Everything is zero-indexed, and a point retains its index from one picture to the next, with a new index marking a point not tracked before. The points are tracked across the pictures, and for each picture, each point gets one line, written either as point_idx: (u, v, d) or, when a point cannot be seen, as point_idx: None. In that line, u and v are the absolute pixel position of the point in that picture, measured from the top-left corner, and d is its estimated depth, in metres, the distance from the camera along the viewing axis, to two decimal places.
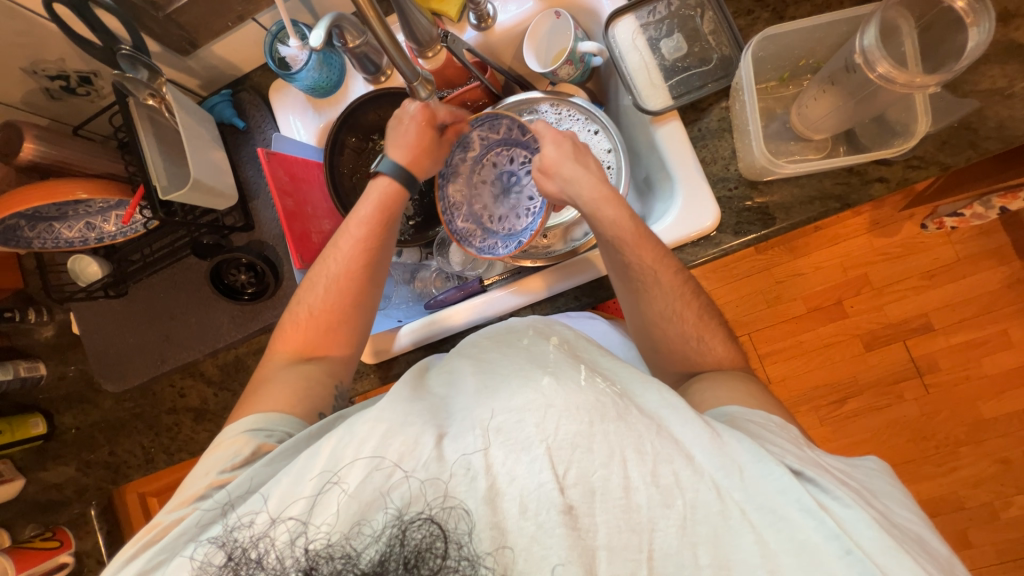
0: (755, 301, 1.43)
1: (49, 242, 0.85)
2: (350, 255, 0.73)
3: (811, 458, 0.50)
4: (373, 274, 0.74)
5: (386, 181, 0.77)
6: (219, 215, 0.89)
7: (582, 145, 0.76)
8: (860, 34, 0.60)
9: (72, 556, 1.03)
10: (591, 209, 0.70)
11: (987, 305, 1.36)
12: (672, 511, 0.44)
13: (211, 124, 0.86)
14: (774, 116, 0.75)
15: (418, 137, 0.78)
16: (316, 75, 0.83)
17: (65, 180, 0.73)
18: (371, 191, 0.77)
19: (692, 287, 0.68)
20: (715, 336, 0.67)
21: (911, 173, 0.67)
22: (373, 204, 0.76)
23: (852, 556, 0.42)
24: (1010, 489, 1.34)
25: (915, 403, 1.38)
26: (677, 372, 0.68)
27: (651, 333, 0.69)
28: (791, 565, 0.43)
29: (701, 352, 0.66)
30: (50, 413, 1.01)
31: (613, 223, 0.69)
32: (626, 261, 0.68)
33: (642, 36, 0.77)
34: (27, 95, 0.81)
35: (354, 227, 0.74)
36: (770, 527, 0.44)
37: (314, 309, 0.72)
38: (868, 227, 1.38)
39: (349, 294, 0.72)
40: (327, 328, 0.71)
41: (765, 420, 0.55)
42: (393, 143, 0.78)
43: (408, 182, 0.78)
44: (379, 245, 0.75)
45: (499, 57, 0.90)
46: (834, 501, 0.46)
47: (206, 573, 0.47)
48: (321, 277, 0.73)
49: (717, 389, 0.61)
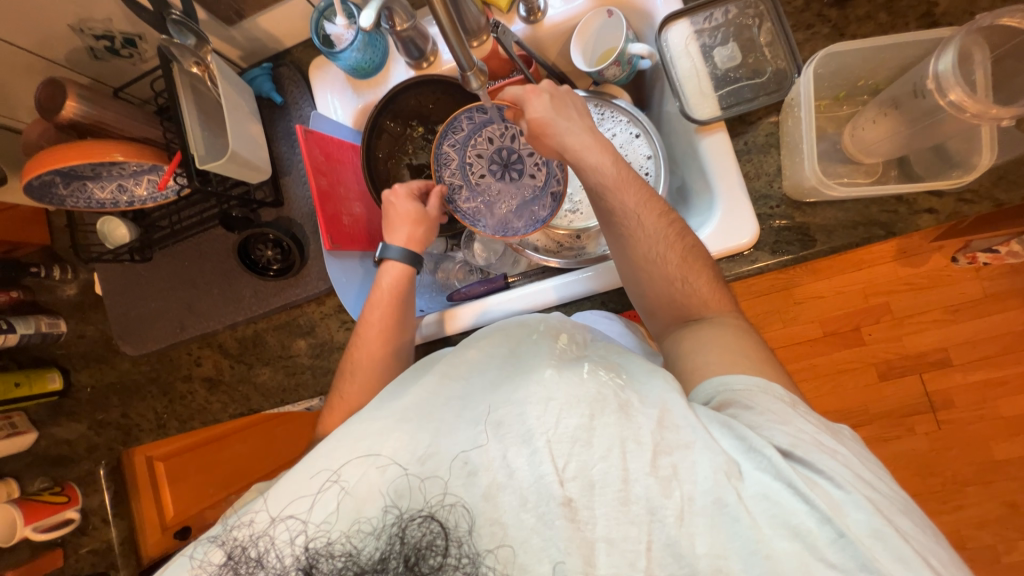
0: (771, 320, 1.42)
1: (81, 201, 0.84)
2: (376, 337, 0.72)
3: (808, 436, 0.46)
4: (399, 354, 0.72)
5: (396, 266, 0.76)
6: (250, 189, 0.88)
7: (562, 92, 0.72)
8: (936, 58, 0.59)
9: (78, 513, 1.04)
10: (577, 161, 0.68)
11: (1011, 345, 1.33)
12: (671, 501, 0.42)
13: (249, 96, 0.86)
14: (824, 136, 0.74)
15: (409, 214, 0.78)
16: (359, 56, 0.82)
17: (102, 142, 0.72)
18: (383, 276, 0.76)
19: (677, 227, 0.65)
20: (700, 275, 0.64)
21: (962, 208, 0.65)
22: (387, 290, 0.75)
23: (843, 540, 0.40)
24: (1015, 533, 1.31)
25: (926, 437, 1.35)
26: (668, 317, 0.65)
27: (640, 279, 0.66)
28: (787, 550, 0.40)
29: (686, 293, 0.63)
30: (67, 370, 1.02)
31: (596, 168, 0.67)
32: (610, 206, 0.66)
33: (695, 43, 0.76)
34: (71, 53, 0.81)
35: (372, 313, 0.73)
36: (765, 514, 0.41)
37: (345, 395, 0.69)
38: (896, 255, 1.35)
39: (379, 371, 0.70)
40: (359, 411, 0.68)
41: (750, 384, 0.51)
42: (389, 227, 0.78)
43: (415, 261, 0.77)
44: (401, 320, 0.74)
45: (544, 53, 0.89)
46: (830, 483, 0.42)
47: (206, 572, 0.47)
48: (349, 364, 0.72)
49: (708, 351, 0.57)
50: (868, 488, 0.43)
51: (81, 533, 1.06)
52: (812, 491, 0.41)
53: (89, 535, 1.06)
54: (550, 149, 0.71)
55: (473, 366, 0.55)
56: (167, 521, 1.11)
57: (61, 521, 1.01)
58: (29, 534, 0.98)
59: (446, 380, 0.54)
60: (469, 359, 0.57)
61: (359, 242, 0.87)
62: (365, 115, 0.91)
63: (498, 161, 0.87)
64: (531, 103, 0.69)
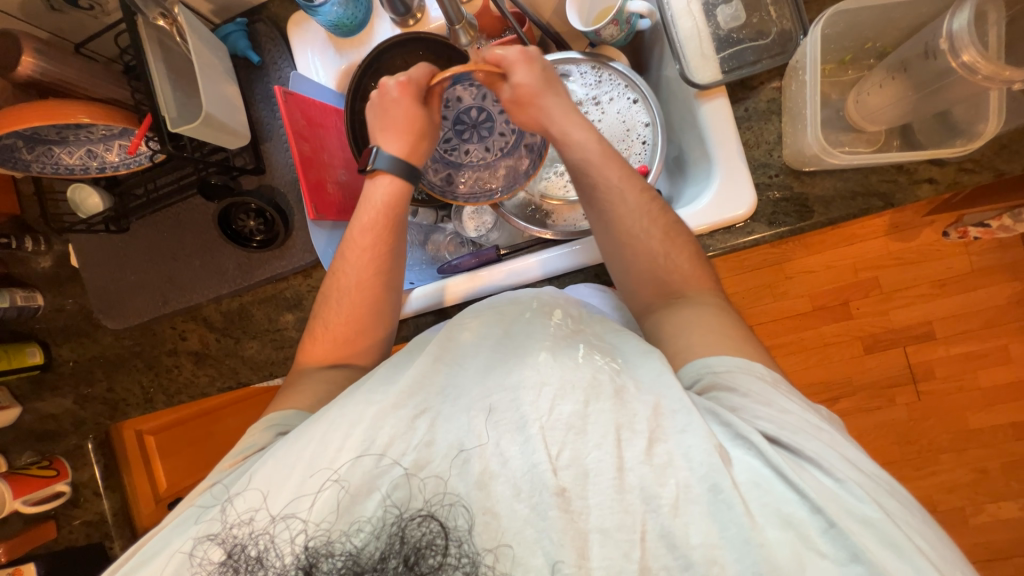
0: (761, 294, 1.42)
1: (48, 167, 0.79)
2: (364, 265, 0.69)
3: (798, 423, 0.46)
4: (389, 280, 0.70)
5: (387, 179, 0.71)
6: (228, 155, 0.84)
7: (551, 70, 0.72)
8: (950, 16, 0.57)
9: (68, 486, 1.03)
10: (562, 135, 0.68)
11: (994, 318, 1.36)
12: (665, 489, 0.42)
13: (223, 54, 0.81)
14: (827, 103, 0.71)
15: (408, 120, 0.71)
16: (340, 11, 0.77)
17: (66, 101, 0.67)
18: (372, 193, 0.71)
19: (658, 203, 0.65)
20: (682, 252, 0.63)
21: (962, 177, 0.63)
22: (375, 208, 0.70)
23: (832, 531, 0.40)
24: (984, 497, 1.37)
25: (906, 408, 1.39)
26: (650, 294, 0.63)
27: (624, 254, 0.64)
28: (778, 539, 0.40)
29: (669, 269, 0.62)
30: (47, 344, 0.99)
31: (582, 145, 0.67)
32: (593, 182, 0.66)
33: (698, 1, 0.73)
34: (25, 3, 0.74)
35: (358, 235, 0.69)
36: (758, 502, 0.42)
37: (330, 324, 0.68)
38: (888, 229, 1.35)
39: (368, 300, 0.68)
40: (346, 340, 0.68)
41: (731, 365, 0.51)
42: (382, 132, 0.71)
43: (409, 174, 0.72)
44: (391, 247, 0.70)
45: (539, 11, 0.84)
46: (818, 469, 0.42)
47: (206, 569, 0.47)
48: (335, 290, 0.69)
49: (689, 332, 0.56)
50: (861, 476, 0.43)
51: (73, 505, 1.05)
52: (800, 479, 0.41)
53: (81, 508, 1.05)
54: (530, 119, 0.71)
55: (468, 349, 0.55)
56: (160, 493, 1.18)
57: (51, 493, 1.00)
58: (19, 507, 0.97)
59: (439, 365, 0.53)
60: (462, 340, 0.57)
61: (346, 212, 0.83)
62: (348, 76, 0.86)
63: (464, 123, 0.84)
64: (519, 71, 0.68)
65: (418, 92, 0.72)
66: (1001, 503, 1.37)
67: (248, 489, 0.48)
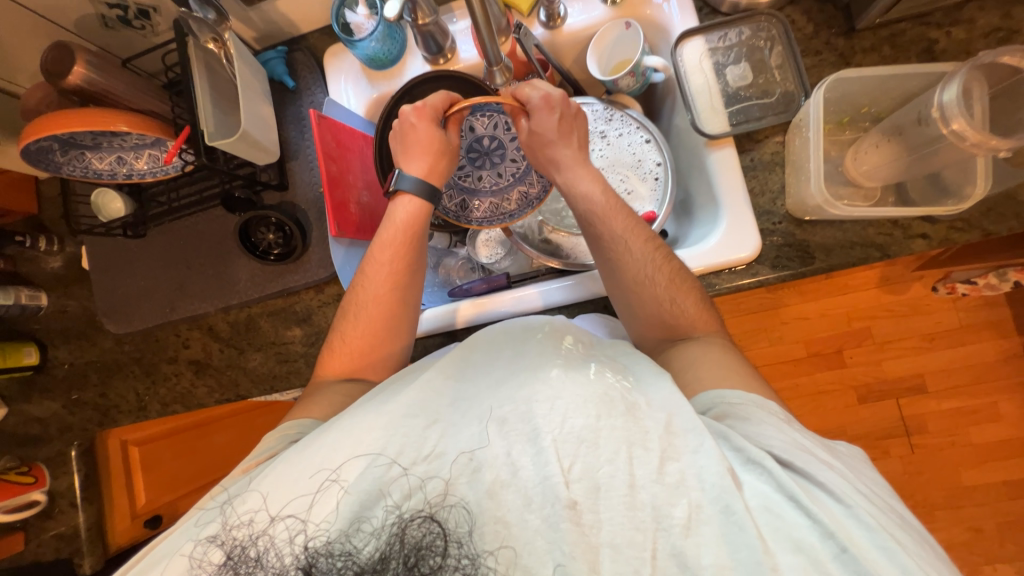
0: (756, 337, 1.45)
1: (77, 170, 0.81)
2: (382, 281, 0.70)
3: (802, 447, 0.47)
4: (406, 296, 0.71)
5: (409, 200, 0.73)
6: (256, 170, 0.87)
7: (575, 118, 0.74)
8: (940, 89, 0.62)
9: (44, 495, 0.98)
10: (568, 188, 0.72)
11: (983, 374, 1.39)
12: (678, 508, 0.43)
13: (262, 77, 0.86)
14: (827, 158, 0.77)
15: (428, 139, 0.73)
16: (377, 47, 0.83)
17: (107, 111, 0.70)
18: (395, 213, 0.73)
19: (664, 251, 0.67)
20: (688, 296, 0.64)
21: (953, 235, 0.68)
22: (397, 226, 0.72)
23: (846, 556, 0.40)
24: (979, 557, 1.35)
25: (899, 460, 1.40)
26: (657, 335, 0.66)
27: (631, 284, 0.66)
28: (792, 564, 0.41)
29: (676, 312, 0.64)
30: (44, 345, 0.98)
31: (585, 196, 0.71)
32: (598, 232, 0.69)
33: (709, 59, 0.79)
34: (81, 19, 0.79)
35: (379, 252, 0.71)
36: (769, 527, 0.42)
37: (347, 339, 0.69)
38: (880, 281, 1.40)
39: (382, 317, 0.69)
40: (362, 354, 0.68)
41: (745, 399, 0.52)
42: (405, 156, 0.74)
43: (430, 196, 0.74)
44: (410, 265, 0.72)
45: (561, 59, 0.91)
46: (830, 497, 0.43)
47: (203, 571, 0.45)
48: (352, 306, 0.71)
49: (697, 367, 0.58)
50: (875, 510, 0.43)
51: (46, 516, 1.00)
52: (814, 505, 0.42)
53: (54, 519, 1.00)
54: (542, 163, 0.75)
55: (481, 366, 0.57)
56: (137, 509, 1.14)
57: (25, 502, 0.95)
58: None
59: (448, 379, 0.55)
60: (476, 358, 0.59)
61: (365, 230, 0.86)
62: (378, 105, 0.91)
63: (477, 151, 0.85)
64: (539, 117, 0.72)
65: (434, 114, 0.75)
66: (996, 564, 1.35)
67: (250, 491, 0.48)
